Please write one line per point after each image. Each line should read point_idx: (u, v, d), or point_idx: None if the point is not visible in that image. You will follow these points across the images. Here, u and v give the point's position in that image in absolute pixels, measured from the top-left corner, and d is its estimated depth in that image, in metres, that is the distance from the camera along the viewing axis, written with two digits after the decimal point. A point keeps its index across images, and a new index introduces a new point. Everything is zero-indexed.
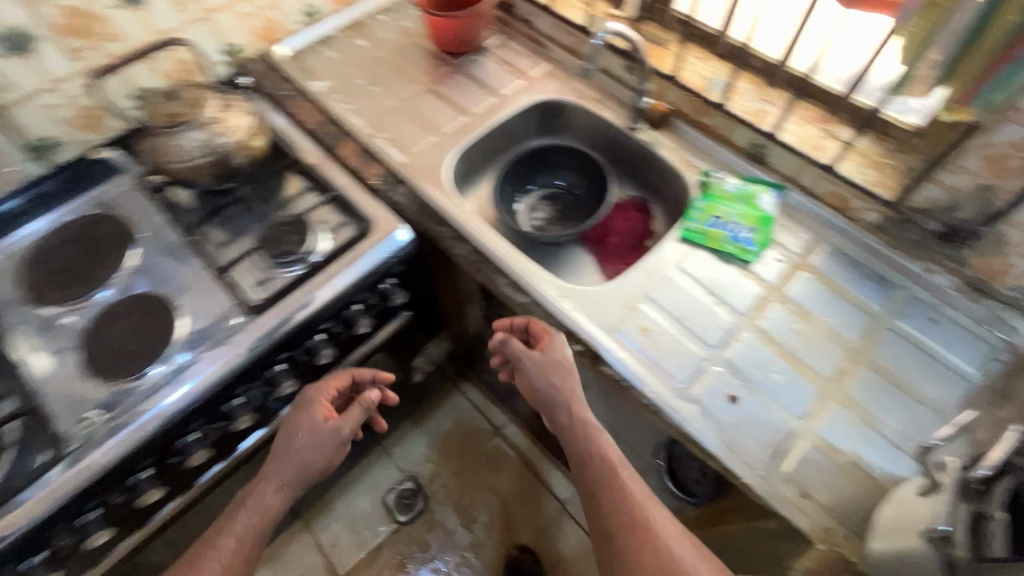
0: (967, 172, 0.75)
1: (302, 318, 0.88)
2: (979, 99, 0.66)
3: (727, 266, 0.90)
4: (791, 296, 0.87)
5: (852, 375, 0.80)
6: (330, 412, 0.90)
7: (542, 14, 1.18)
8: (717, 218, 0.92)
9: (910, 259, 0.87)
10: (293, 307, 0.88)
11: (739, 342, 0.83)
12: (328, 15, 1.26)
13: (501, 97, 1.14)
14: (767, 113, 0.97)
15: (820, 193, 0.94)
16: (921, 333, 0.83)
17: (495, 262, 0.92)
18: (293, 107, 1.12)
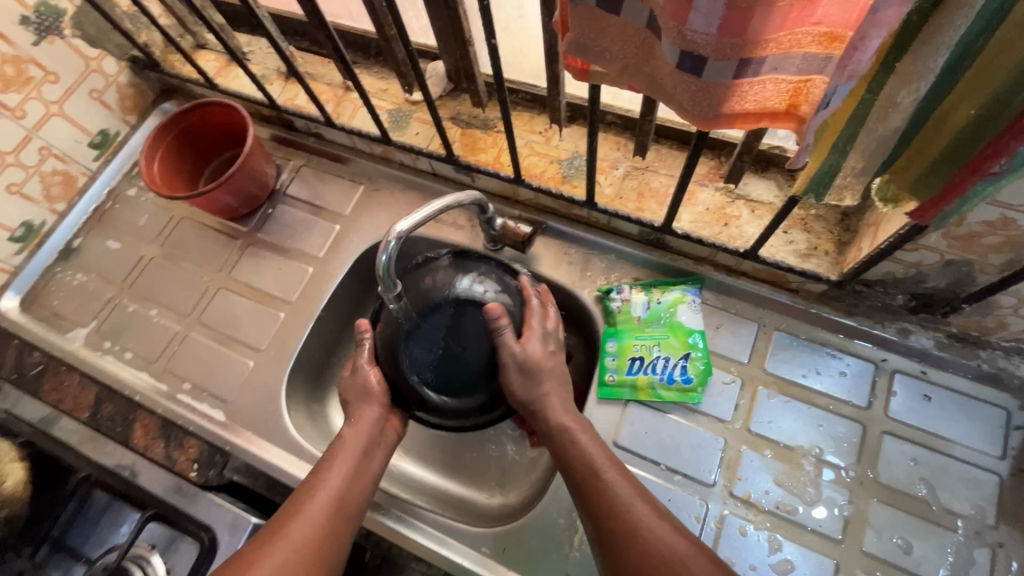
0: (930, 250, 0.55)
1: (230, 535, 0.68)
2: (941, 219, 0.46)
3: (669, 418, 0.70)
4: (757, 433, 0.68)
5: (864, 523, 0.63)
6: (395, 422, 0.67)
7: (326, 126, 0.89)
8: (638, 360, 0.70)
9: (874, 324, 0.69)
10: (217, 512, 0.69)
11: (722, 526, 0.65)
12: (56, 223, 0.93)
13: (317, 262, 0.86)
14: (648, 186, 0.74)
15: (747, 269, 0.73)
16: (921, 424, 0.66)
17: (388, 534, 0.68)
18: (53, 388, 0.81)
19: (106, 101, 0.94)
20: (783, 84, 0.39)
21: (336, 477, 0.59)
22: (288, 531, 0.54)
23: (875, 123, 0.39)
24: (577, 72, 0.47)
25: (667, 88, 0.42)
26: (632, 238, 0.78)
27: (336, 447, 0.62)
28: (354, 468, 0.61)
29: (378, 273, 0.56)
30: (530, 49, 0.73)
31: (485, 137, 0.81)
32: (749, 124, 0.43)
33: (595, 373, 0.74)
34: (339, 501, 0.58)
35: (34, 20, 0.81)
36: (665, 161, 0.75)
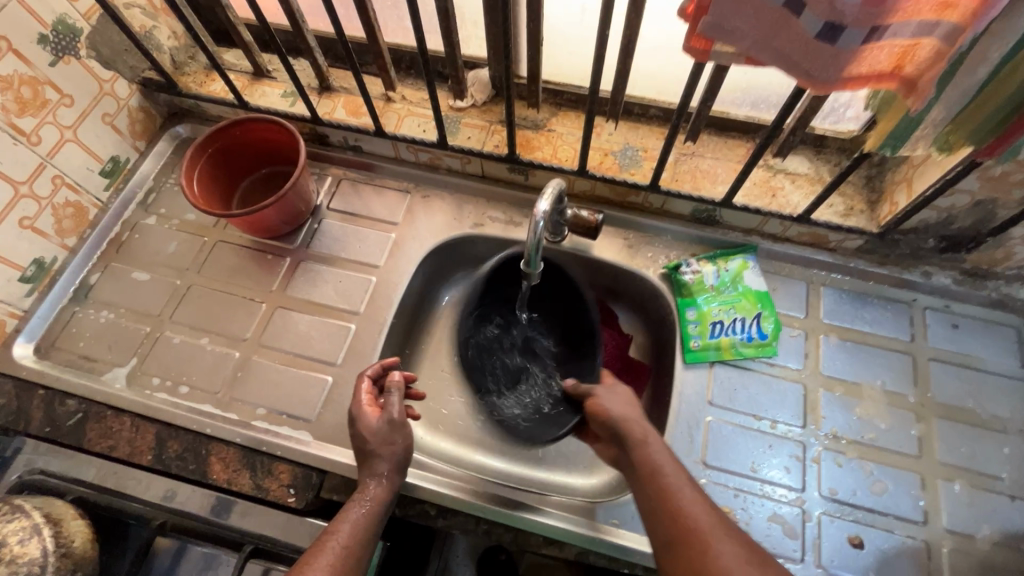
0: (963, 193, 0.66)
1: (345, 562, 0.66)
2: (1007, 152, 0.55)
3: (751, 373, 0.76)
4: (830, 376, 0.76)
5: (933, 438, 0.72)
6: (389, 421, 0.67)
7: (371, 138, 0.89)
8: (718, 324, 0.77)
9: (902, 270, 0.80)
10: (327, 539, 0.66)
11: (820, 461, 0.71)
12: (68, 258, 0.85)
13: (378, 271, 0.85)
14: (699, 169, 0.82)
15: (792, 235, 0.82)
16: (956, 348, 0.77)
17: (498, 517, 0.68)
18: (100, 436, 0.72)
19: (117, 126, 0.88)
20: (895, 50, 0.47)
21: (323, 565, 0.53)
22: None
23: (964, 76, 0.49)
24: (698, 54, 0.53)
25: (793, 58, 0.49)
26: (684, 218, 0.85)
27: (330, 527, 0.57)
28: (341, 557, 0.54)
29: (531, 243, 0.61)
30: (585, 51, 0.78)
31: (537, 136, 0.85)
32: (857, 87, 0.51)
33: (675, 342, 0.79)
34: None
35: (52, 39, 0.75)
36: (709, 146, 0.83)
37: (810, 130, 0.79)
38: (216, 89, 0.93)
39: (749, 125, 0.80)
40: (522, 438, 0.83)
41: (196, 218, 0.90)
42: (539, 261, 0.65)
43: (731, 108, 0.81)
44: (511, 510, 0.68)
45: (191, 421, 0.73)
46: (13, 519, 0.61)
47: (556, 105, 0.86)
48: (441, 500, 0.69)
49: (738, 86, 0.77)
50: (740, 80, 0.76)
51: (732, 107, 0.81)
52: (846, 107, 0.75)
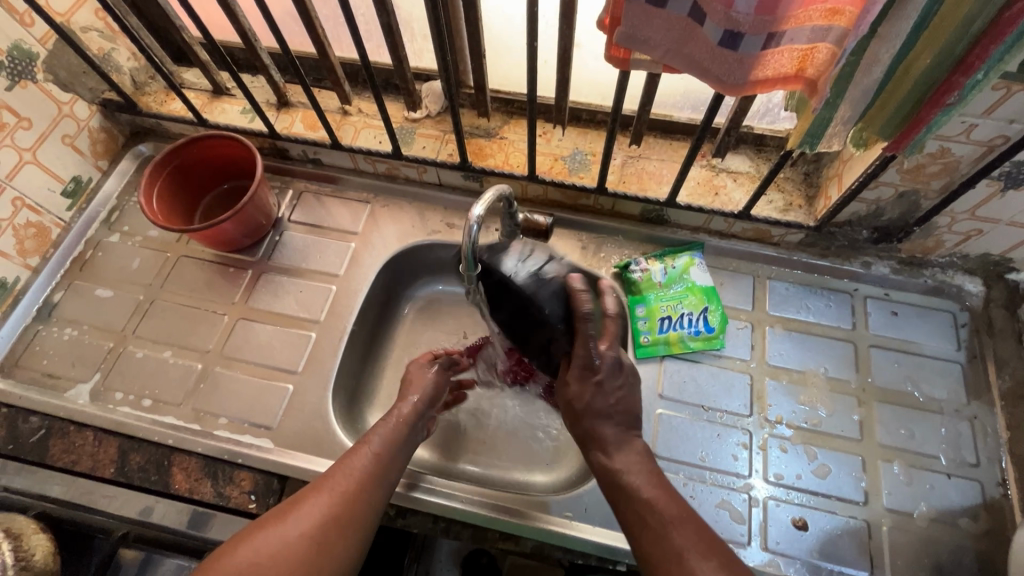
0: (887, 186, 0.69)
1: None
2: (911, 146, 0.59)
3: (700, 366, 0.79)
4: (775, 365, 0.79)
5: (874, 421, 0.75)
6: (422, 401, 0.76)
7: (329, 150, 0.91)
8: (666, 319, 0.79)
9: (843, 261, 0.83)
10: None
11: (766, 448, 0.74)
12: (30, 278, 0.86)
13: (339, 279, 0.87)
14: (645, 170, 0.84)
15: (737, 231, 0.85)
16: (896, 335, 0.80)
17: (454, 514, 0.70)
18: (63, 451, 0.74)
19: (78, 146, 0.90)
20: (794, 54, 0.50)
21: (316, 511, 0.57)
22: (247, 545, 0.53)
23: (862, 76, 0.52)
24: (618, 62, 0.56)
25: (703, 63, 0.52)
26: (635, 218, 0.88)
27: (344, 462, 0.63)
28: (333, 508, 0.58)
29: (468, 249, 0.62)
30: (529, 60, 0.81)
31: (490, 144, 0.88)
32: (767, 88, 0.54)
33: (627, 338, 0.82)
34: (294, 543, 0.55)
35: (8, 64, 0.77)
36: (655, 148, 0.86)
37: (747, 130, 0.82)
38: (175, 108, 0.95)
39: (691, 127, 0.83)
40: (485, 439, 0.85)
41: (159, 234, 0.92)
42: (477, 266, 0.65)
43: (672, 111, 0.84)
44: (467, 508, 0.70)
45: (154, 432, 0.74)
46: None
47: (506, 113, 0.89)
48: (401, 502, 0.71)
49: (675, 89, 0.80)
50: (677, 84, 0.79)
51: (673, 110, 0.84)
52: (779, 106, 0.79)
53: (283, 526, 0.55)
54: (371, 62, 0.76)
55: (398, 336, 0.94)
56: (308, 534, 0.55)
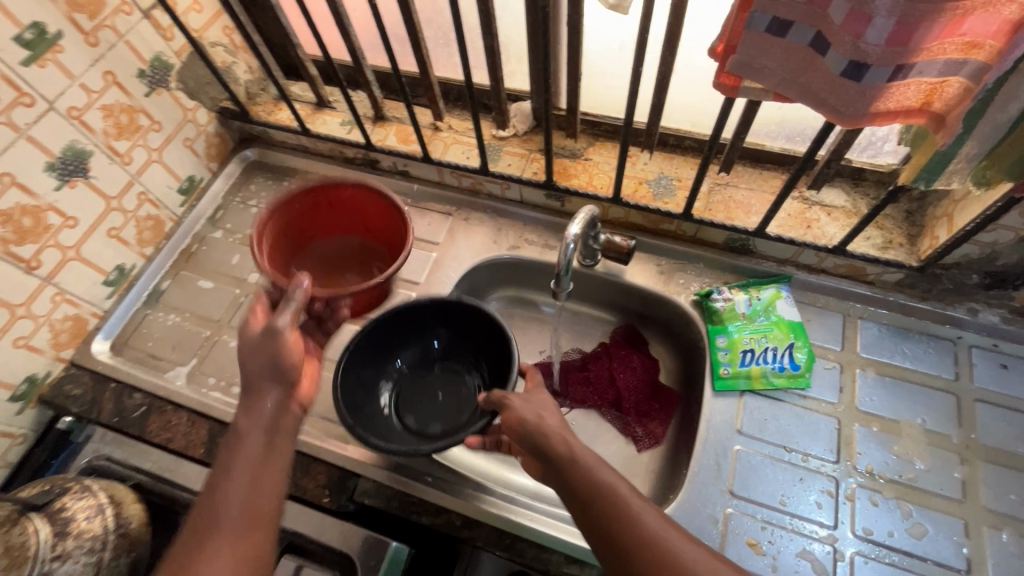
0: (1006, 229, 0.65)
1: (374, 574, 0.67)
2: None
3: (782, 404, 0.75)
4: (866, 411, 0.74)
5: (979, 482, 0.69)
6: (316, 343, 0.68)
7: (418, 162, 0.95)
8: (749, 353, 0.77)
9: (946, 305, 0.78)
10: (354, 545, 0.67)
11: (854, 499, 0.69)
12: (144, 266, 0.94)
13: (419, 286, 0.90)
14: (732, 199, 0.83)
15: (826, 266, 0.81)
16: (1005, 390, 0.74)
17: (522, 531, 0.69)
18: (161, 428, 0.80)
19: (196, 149, 0.98)
20: (921, 88, 0.48)
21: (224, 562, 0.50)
22: None
23: (995, 112, 0.49)
24: (727, 90, 0.56)
25: (821, 94, 0.51)
26: (717, 246, 0.86)
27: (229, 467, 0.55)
28: (246, 508, 0.53)
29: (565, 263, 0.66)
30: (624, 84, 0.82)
31: (575, 165, 0.89)
32: (887, 121, 0.52)
33: (705, 368, 0.80)
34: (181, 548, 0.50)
35: (148, 73, 0.85)
36: (744, 177, 0.84)
37: (846, 163, 0.79)
38: (283, 117, 1.02)
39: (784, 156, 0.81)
40: None
41: None
42: (568, 281, 0.70)
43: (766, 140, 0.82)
44: (535, 526, 0.69)
45: None
46: (82, 497, 0.65)
47: (591, 136, 0.91)
48: (468, 510, 0.71)
49: (772, 119, 0.79)
50: (774, 114, 0.77)
51: (768, 139, 0.82)
52: (884, 141, 0.75)
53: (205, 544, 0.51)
54: (471, 82, 0.79)
55: None
56: (250, 554, 0.51)
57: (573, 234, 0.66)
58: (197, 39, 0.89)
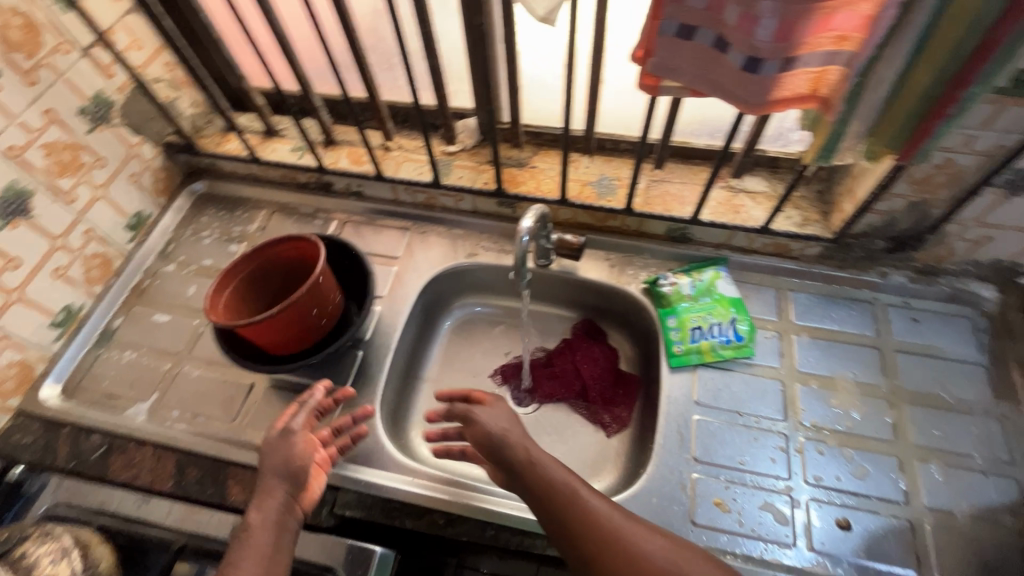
0: (898, 197, 0.75)
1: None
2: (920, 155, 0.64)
3: (732, 373, 0.82)
4: (805, 371, 0.82)
5: (907, 423, 0.77)
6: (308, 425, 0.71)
7: (372, 181, 0.98)
8: (698, 330, 0.83)
9: (861, 272, 0.88)
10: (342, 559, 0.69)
11: (803, 451, 0.76)
12: (93, 305, 0.91)
13: (383, 299, 0.92)
14: (668, 192, 0.90)
15: (757, 247, 0.90)
16: (918, 340, 0.83)
17: (506, 522, 0.71)
18: (124, 466, 0.77)
19: (142, 184, 0.97)
20: (807, 77, 0.57)
21: None
22: None
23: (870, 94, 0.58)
24: (649, 90, 0.63)
25: (728, 86, 0.58)
26: (660, 237, 0.93)
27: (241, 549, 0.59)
28: (272, 556, 0.59)
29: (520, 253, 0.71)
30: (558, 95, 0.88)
31: (523, 173, 0.94)
32: (786, 107, 0.60)
33: (661, 349, 0.85)
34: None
35: (90, 109, 0.85)
36: (677, 172, 0.92)
37: (758, 152, 0.88)
38: (231, 147, 1.03)
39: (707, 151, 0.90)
40: None
41: (212, 263, 0.98)
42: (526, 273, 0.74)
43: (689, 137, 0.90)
44: (518, 516, 0.71)
45: (208, 447, 0.78)
46: (45, 542, 0.63)
47: (535, 145, 0.97)
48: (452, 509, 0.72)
49: (691, 117, 0.87)
50: (692, 111, 0.86)
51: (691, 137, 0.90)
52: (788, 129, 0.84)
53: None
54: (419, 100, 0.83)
55: (436, 355, 0.98)
56: None
57: (526, 226, 0.71)
58: (139, 75, 0.89)
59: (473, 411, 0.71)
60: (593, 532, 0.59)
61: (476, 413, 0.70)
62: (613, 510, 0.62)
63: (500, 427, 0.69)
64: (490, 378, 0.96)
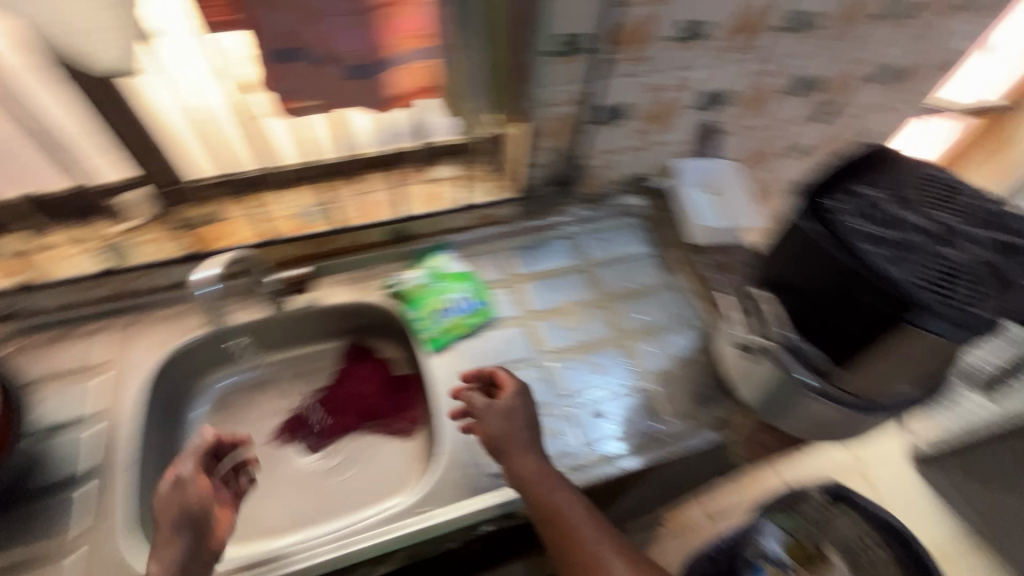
0: (544, 150, 0.92)
1: None
2: None
3: (483, 334, 0.91)
4: (537, 308, 0.94)
5: (619, 317, 0.94)
6: (206, 484, 0.63)
7: (33, 292, 0.82)
8: (441, 309, 0.90)
9: (553, 214, 1.04)
10: None
11: (556, 371, 0.88)
12: None
13: (96, 416, 0.78)
14: (375, 199, 0.94)
15: (467, 223, 1.00)
16: (608, 252, 1.03)
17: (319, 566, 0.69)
18: None
19: None
20: (414, 71, 0.68)
21: None
22: None
23: None
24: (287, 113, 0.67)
25: (347, 93, 0.65)
26: (384, 242, 0.98)
27: None
28: None
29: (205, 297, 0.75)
30: (211, 136, 0.80)
31: (221, 226, 0.89)
32: (411, 97, 0.71)
33: (418, 340, 0.90)
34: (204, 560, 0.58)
35: None
36: (378, 179, 0.95)
37: (429, 146, 0.94)
38: None
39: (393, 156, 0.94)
40: (333, 496, 0.85)
41: None
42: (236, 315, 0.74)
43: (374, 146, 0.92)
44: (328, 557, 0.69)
45: None
46: None
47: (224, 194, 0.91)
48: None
49: (366, 130, 0.88)
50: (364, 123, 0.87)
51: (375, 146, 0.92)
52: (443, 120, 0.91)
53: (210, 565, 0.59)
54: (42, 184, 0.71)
55: (198, 449, 0.88)
56: None
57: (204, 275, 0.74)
58: None
59: (479, 404, 0.75)
60: (558, 524, 0.65)
61: (488, 407, 0.74)
62: (592, 516, 0.66)
63: (503, 429, 0.72)
64: (269, 443, 0.90)
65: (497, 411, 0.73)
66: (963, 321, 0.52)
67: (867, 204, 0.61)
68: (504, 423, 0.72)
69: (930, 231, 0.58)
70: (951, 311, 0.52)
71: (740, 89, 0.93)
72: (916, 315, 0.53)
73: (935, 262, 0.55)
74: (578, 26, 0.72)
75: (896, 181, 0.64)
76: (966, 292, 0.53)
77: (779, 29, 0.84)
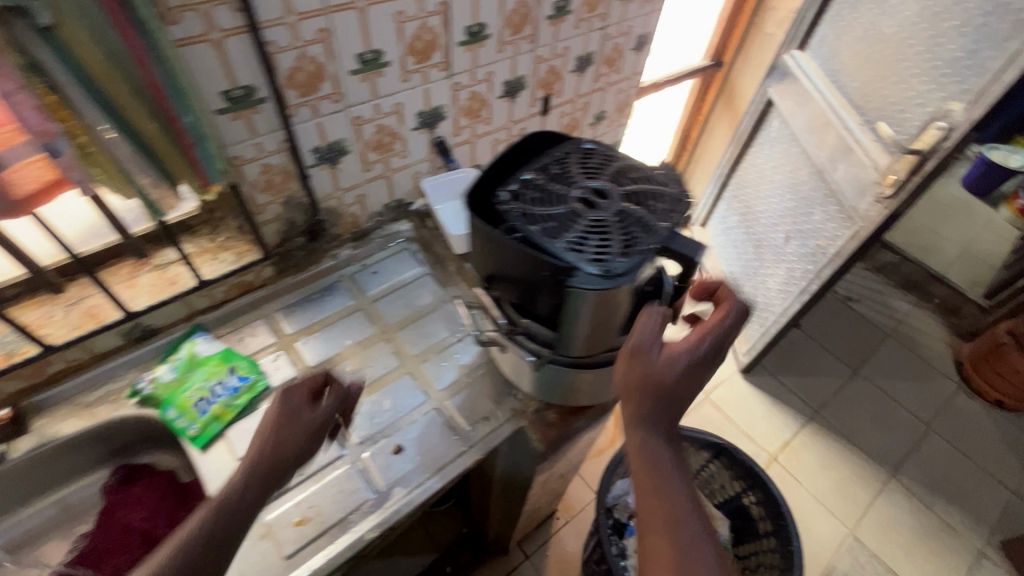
0: (270, 203, 0.88)
1: None
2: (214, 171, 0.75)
3: (259, 409, 0.84)
4: (316, 362, 0.90)
5: (404, 344, 0.94)
6: (309, 407, 0.67)
7: None
8: (200, 399, 0.81)
9: (318, 262, 1.01)
10: None
11: (345, 421, 0.84)
12: None
13: None
14: (93, 304, 0.84)
15: (221, 297, 0.93)
16: (383, 283, 1.02)
17: None
18: None
19: None
20: (37, 165, 0.61)
21: None
22: None
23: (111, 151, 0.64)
24: None
25: None
26: (124, 345, 0.87)
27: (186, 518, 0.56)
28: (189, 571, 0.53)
29: None
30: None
31: None
32: (54, 192, 0.65)
33: (184, 441, 0.81)
34: (288, 455, 0.63)
35: None
36: (85, 284, 0.82)
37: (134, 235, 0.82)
38: None
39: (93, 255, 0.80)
40: None
41: None
42: None
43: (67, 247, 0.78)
44: None
45: None
46: None
47: None
48: None
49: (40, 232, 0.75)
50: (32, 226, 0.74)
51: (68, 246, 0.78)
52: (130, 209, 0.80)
53: (298, 447, 0.64)
54: None
55: None
56: None
57: None
58: None
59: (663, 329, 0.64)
60: (659, 519, 0.58)
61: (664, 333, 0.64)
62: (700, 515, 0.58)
63: (659, 352, 0.63)
64: None
65: (656, 333, 0.64)
66: (601, 274, 0.56)
67: (523, 184, 0.65)
68: (690, 336, 0.64)
69: (577, 194, 0.63)
70: (589, 269, 0.56)
71: (450, 103, 0.99)
72: (565, 281, 0.57)
73: (576, 225, 0.60)
74: (239, 80, 0.72)
75: (551, 152, 0.69)
76: (602, 246, 0.58)
77: (458, 44, 0.91)
